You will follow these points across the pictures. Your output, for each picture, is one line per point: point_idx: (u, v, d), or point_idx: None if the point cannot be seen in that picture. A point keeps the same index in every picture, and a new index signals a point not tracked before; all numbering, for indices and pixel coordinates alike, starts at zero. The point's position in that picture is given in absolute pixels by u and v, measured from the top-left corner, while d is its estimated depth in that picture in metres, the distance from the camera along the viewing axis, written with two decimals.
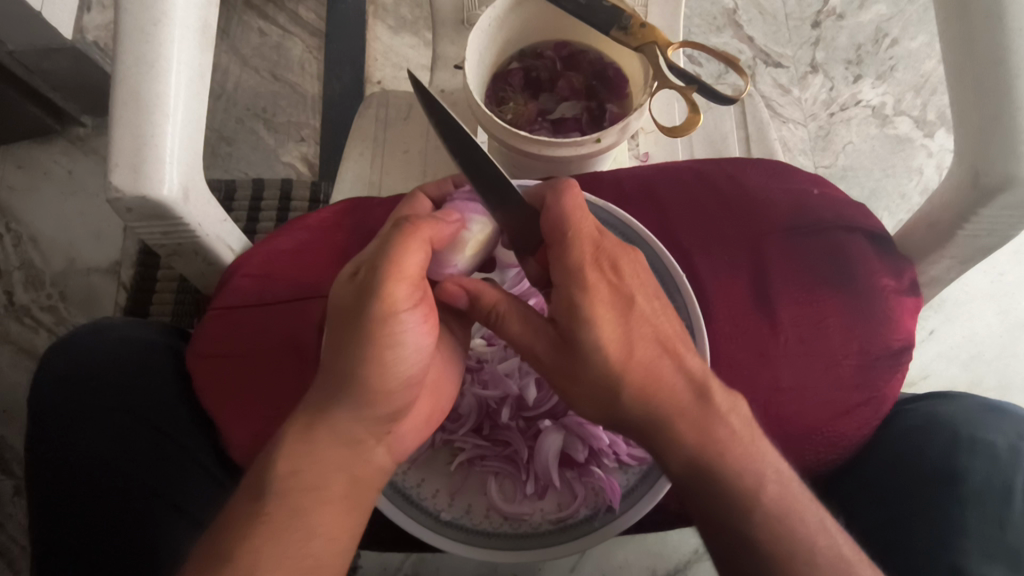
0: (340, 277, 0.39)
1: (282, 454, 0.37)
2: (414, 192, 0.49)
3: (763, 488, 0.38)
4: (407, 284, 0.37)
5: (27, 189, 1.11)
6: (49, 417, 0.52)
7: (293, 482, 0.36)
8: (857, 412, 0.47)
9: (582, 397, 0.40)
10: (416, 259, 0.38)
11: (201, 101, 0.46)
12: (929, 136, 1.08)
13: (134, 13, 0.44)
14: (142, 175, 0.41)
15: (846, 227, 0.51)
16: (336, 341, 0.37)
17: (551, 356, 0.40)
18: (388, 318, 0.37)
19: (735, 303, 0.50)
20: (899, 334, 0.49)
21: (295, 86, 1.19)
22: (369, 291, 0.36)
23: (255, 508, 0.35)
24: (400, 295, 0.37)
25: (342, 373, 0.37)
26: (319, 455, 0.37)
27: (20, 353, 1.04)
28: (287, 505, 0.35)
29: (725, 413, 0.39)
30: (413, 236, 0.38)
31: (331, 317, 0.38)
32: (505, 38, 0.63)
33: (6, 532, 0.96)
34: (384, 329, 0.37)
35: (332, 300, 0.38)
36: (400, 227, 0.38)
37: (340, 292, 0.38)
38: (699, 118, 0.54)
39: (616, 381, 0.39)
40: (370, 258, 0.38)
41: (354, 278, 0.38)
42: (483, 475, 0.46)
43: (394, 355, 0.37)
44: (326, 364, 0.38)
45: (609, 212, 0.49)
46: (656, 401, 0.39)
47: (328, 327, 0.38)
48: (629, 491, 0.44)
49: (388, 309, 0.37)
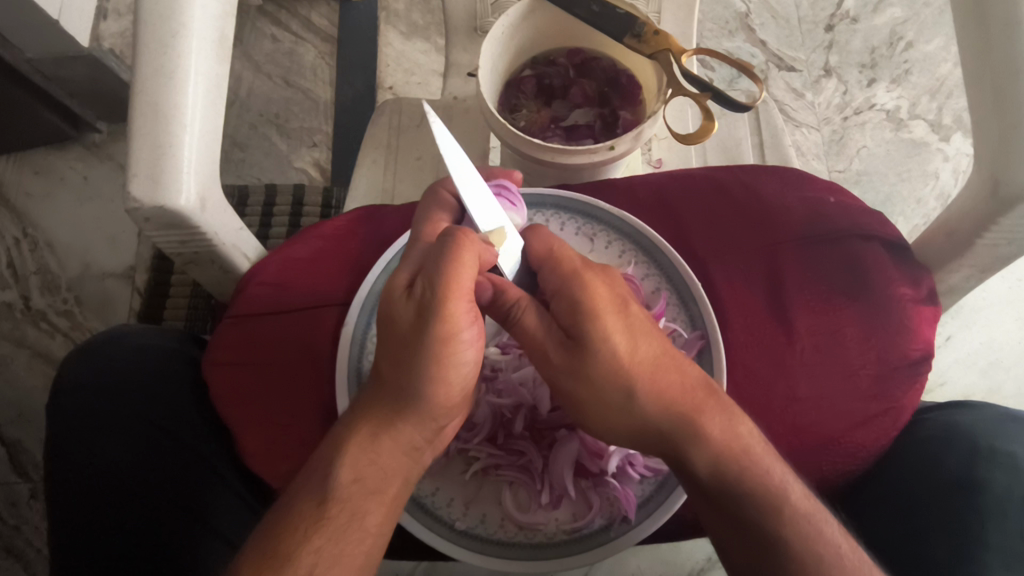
0: (392, 293, 0.38)
1: (341, 462, 0.37)
2: (435, 187, 0.48)
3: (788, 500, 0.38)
4: (464, 300, 0.37)
5: (44, 195, 1.13)
6: (71, 425, 0.53)
7: (356, 489, 0.37)
8: (876, 423, 0.46)
9: (590, 399, 0.41)
10: (470, 275, 0.37)
11: (217, 111, 0.46)
12: (945, 140, 1.07)
13: (152, 26, 0.45)
14: (161, 186, 0.42)
15: (864, 234, 0.50)
16: (397, 361, 0.38)
17: (559, 354, 0.40)
18: (450, 336, 0.37)
19: (751, 312, 0.49)
20: (918, 343, 0.48)
21: (308, 92, 1.20)
22: (432, 311, 0.36)
23: (320, 513, 0.36)
24: (459, 315, 0.37)
25: (408, 392, 0.38)
26: (381, 462, 0.38)
27: (37, 357, 1.05)
28: (348, 509, 0.36)
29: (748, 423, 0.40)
30: (466, 250, 0.37)
31: (388, 336, 0.38)
32: (519, 45, 0.63)
33: (23, 535, 0.98)
34: (446, 349, 0.37)
35: (389, 318, 0.38)
36: (451, 239, 0.37)
37: (398, 311, 0.38)
38: (714, 126, 0.54)
39: (636, 378, 0.40)
40: (424, 273, 0.38)
41: (411, 293, 0.38)
42: (498, 483, 0.46)
43: (457, 371, 0.38)
44: (386, 380, 0.38)
45: (628, 221, 0.50)
46: (682, 409, 0.40)
47: (385, 346, 0.38)
48: (645, 500, 0.44)
49: (448, 328, 0.37)
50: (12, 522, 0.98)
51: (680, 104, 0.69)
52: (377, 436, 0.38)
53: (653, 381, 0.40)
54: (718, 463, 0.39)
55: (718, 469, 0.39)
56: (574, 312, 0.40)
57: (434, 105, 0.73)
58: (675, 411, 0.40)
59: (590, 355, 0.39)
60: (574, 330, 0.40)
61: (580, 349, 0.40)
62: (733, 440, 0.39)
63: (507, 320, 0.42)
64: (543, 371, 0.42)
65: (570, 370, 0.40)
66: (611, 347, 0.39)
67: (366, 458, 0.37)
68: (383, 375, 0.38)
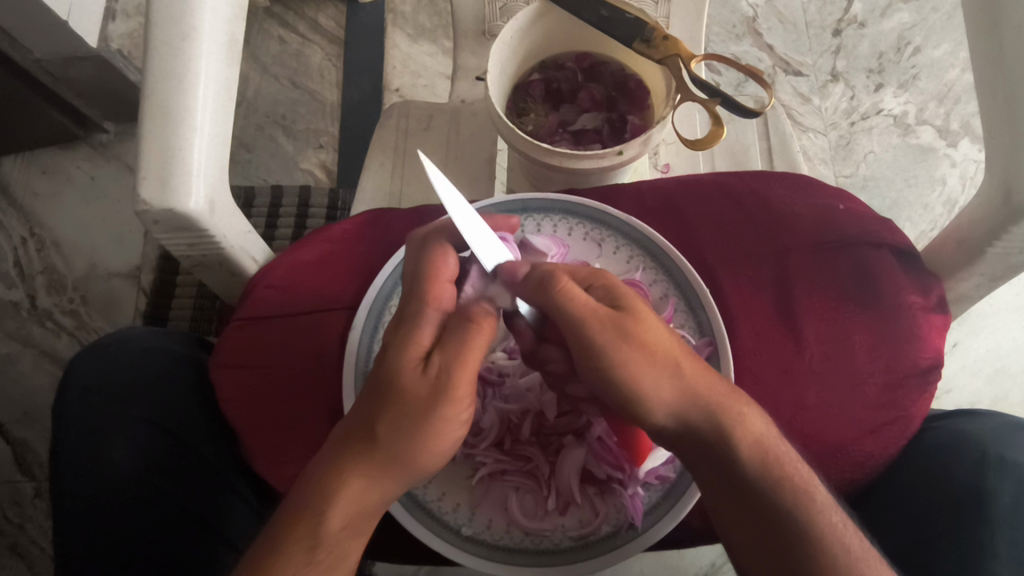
0: (408, 360, 0.37)
1: (336, 511, 0.34)
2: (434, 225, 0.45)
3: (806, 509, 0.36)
4: (472, 385, 0.38)
5: (51, 195, 1.13)
6: (74, 427, 0.52)
7: (342, 537, 0.34)
8: (884, 432, 0.46)
9: (643, 369, 0.37)
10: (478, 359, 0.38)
11: (227, 115, 0.47)
12: (953, 146, 1.07)
13: (162, 29, 0.45)
14: (170, 188, 0.42)
15: (874, 242, 0.50)
16: (406, 425, 0.36)
17: (614, 317, 0.38)
18: (453, 418, 0.37)
19: (758, 317, 0.49)
20: (928, 351, 0.47)
21: (314, 93, 1.21)
22: (448, 395, 0.37)
23: (307, 559, 0.33)
24: (466, 399, 0.38)
25: (406, 461, 0.36)
26: (367, 515, 0.35)
27: (42, 356, 1.05)
28: (333, 555, 0.34)
29: (762, 428, 0.38)
30: (482, 335, 0.38)
31: (394, 399, 0.36)
32: (527, 49, 0.64)
33: (27, 534, 0.98)
34: (446, 428, 0.37)
35: (399, 386, 0.37)
36: (472, 322, 0.38)
37: (415, 380, 0.37)
38: (722, 131, 0.54)
39: (674, 352, 0.38)
40: (445, 348, 0.37)
41: (428, 366, 0.37)
42: (505, 489, 0.45)
43: (451, 446, 0.38)
44: (392, 436, 0.36)
45: (636, 225, 0.50)
46: (707, 415, 0.38)
47: (389, 408, 0.36)
48: (652, 508, 0.43)
49: (456, 410, 0.37)
50: (16, 520, 0.99)
51: (687, 108, 0.69)
52: (368, 489, 0.35)
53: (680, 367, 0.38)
54: (725, 472, 0.38)
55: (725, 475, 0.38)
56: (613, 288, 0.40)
57: (441, 108, 0.73)
58: (699, 407, 0.38)
59: (640, 319, 0.38)
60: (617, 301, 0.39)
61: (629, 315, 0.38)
62: (756, 439, 0.38)
63: (546, 286, 0.38)
64: (590, 335, 0.37)
65: (626, 341, 0.37)
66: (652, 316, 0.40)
67: (358, 508, 0.35)
68: (379, 436, 0.36)
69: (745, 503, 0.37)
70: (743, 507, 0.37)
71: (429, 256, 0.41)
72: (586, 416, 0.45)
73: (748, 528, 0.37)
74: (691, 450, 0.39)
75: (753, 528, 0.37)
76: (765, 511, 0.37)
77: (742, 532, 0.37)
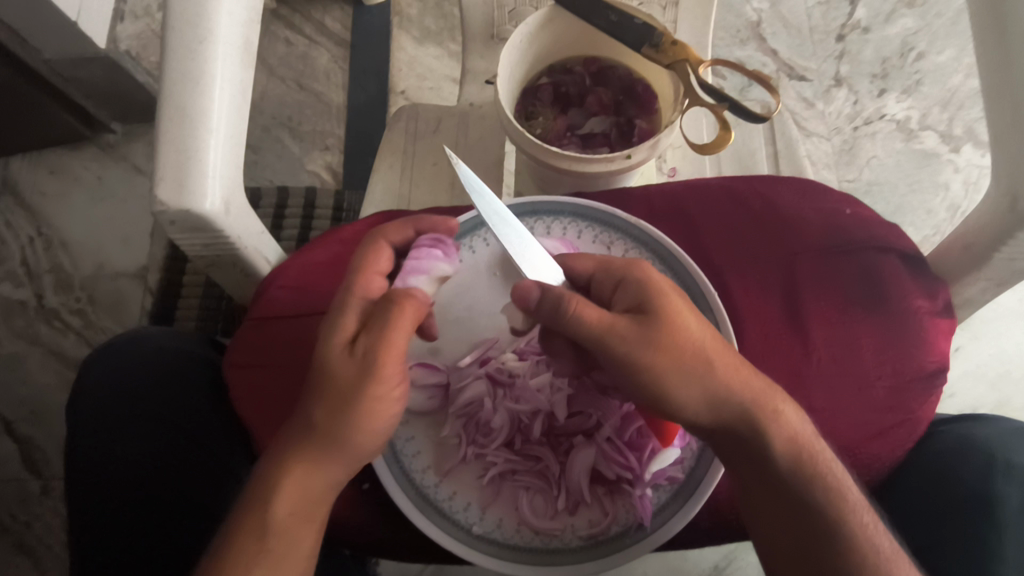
0: (336, 349, 0.42)
1: (278, 496, 0.39)
2: (375, 234, 0.49)
3: (840, 505, 0.37)
4: (395, 364, 0.42)
5: (59, 195, 1.14)
6: (92, 422, 0.53)
7: (293, 520, 0.39)
8: (891, 434, 0.46)
9: (672, 374, 0.38)
10: (402, 339, 0.42)
11: (242, 116, 0.47)
12: (956, 151, 1.08)
13: (180, 32, 0.46)
14: (186, 190, 0.42)
15: (880, 246, 0.50)
16: (334, 410, 0.41)
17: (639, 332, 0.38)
18: (382, 395, 0.42)
19: (767, 320, 0.49)
20: (934, 355, 0.48)
21: (321, 95, 1.22)
22: (373, 373, 0.41)
23: (260, 545, 0.38)
24: (390, 376, 0.42)
25: (340, 439, 0.41)
26: (311, 494, 0.40)
27: (49, 355, 1.06)
28: (285, 538, 0.39)
29: (799, 426, 0.38)
30: (402, 317, 0.42)
31: (328, 386, 0.41)
32: (535, 53, 0.65)
33: (33, 532, 0.99)
34: (375, 404, 0.42)
35: (331, 374, 0.41)
36: (388, 306, 0.42)
37: (341, 367, 0.41)
38: (730, 136, 0.55)
39: (706, 349, 0.38)
40: (368, 331, 0.42)
41: (352, 352, 0.42)
42: (515, 489, 0.46)
43: (383, 421, 0.42)
44: (320, 424, 0.41)
45: (645, 229, 0.50)
46: (735, 415, 0.38)
47: (322, 393, 0.41)
48: (660, 508, 0.44)
49: (381, 388, 0.41)
50: (23, 519, 0.99)
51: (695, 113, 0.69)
52: (309, 472, 0.41)
53: (709, 372, 0.38)
54: (761, 468, 0.38)
55: (758, 467, 0.38)
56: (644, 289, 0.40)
57: (450, 111, 0.73)
58: (729, 406, 0.38)
59: (669, 324, 0.38)
60: (643, 305, 0.39)
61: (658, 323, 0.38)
62: (791, 436, 0.38)
63: (560, 314, 0.39)
64: (614, 346, 0.38)
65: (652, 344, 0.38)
66: (685, 318, 0.39)
67: (299, 493, 0.40)
68: (315, 421, 0.41)
69: (780, 496, 0.38)
70: (775, 499, 0.38)
71: (364, 254, 0.48)
72: (596, 415, 0.45)
73: (778, 524, 0.38)
74: (721, 445, 0.39)
75: (786, 522, 0.37)
76: (800, 505, 0.37)
77: (773, 525, 0.38)
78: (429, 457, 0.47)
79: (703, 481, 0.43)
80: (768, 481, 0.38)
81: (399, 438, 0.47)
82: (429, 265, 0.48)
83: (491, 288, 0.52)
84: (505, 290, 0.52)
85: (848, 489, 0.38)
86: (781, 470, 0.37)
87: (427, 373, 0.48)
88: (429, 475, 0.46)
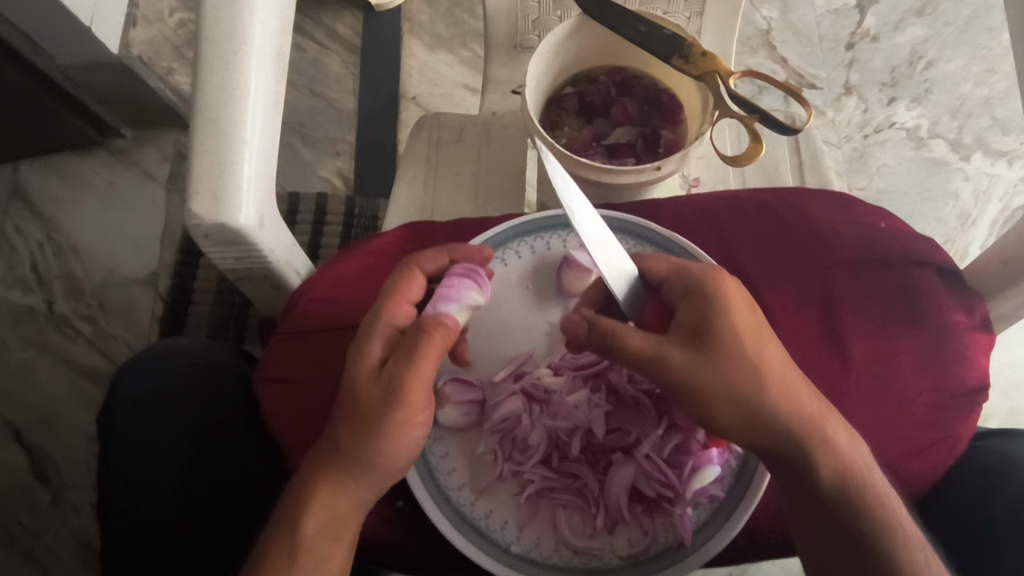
0: (362, 373, 0.42)
1: (306, 514, 0.41)
2: (410, 261, 0.48)
3: (893, 537, 0.37)
4: (422, 390, 0.42)
5: (69, 200, 1.14)
6: (127, 437, 0.53)
7: (319, 538, 0.41)
8: (931, 451, 0.46)
9: (720, 403, 0.39)
10: (428, 368, 0.42)
11: (276, 128, 0.46)
12: (965, 160, 1.10)
13: (214, 42, 0.45)
14: (221, 203, 0.42)
15: (917, 261, 0.50)
16: (358, 434, 0.41)
17: (687, 362, 0.39)
18: (408, 420, 0.42)
19: (804, 335, 0.49)
20: (974, 372, 0.48)
21: (332, 101, 1.21)
22: (398, 399, 0.41)
23: (290, 562, 0.40)
24: (416, 402, 0.42)
25: (365, 461, 0.41)
26: (336, 513, 0.41)
27: (60, 362, 1.05)
28: (314, 556, 0.40)
29: (847, 454, 0.38)
30: (428, 345, 0.41)
31: (353, 409, 0.42)
32: (561, 64, 0.64)
33: (43, 541, 0.98)
34: (400, 429, 0.41)
35: (357, 398, 0.42)
36: (415, 333, 0.42)
37: (365, 392, 0.42)
38: (761, 149, 0.55)
39: (760, 371, 0.38)
40: (395, 357, 0.42)
41: (378, 377, 0.42)
42: (553, 507, 0.46)
43: (409, 445, 0.43)
44: (344, 447, 0.41)
45: (679, 243, 0.50)
46: (785, 438, 0.38)
47: (348, 416, 0.42)
48: (700, 527, 0.44)
49: (406, 413, 0.41)
50: (32, 527, 0.99)
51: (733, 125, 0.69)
52: (335, 493, 0.41)
53: (758, 397, 0.38)
54: (805, 488, 0.39)
55: (806, 494, 0.39)
56: (702, 310, 0.40)
57: (472, 120, 0.73)
58: (772, 432, 0.39)
59: (721, 351, 0.38)
60: (702, 326, 0.39)
61: (710, 349, 0.39)
62: (838, 467, 0.38)
63: (606, 347, 0.40)
64: (665, 368, 0.39)
65: (703, 368, 0.38)
66: (741, 341, 0.39)
67: (325, 510, 0.41)
68: (340, 444, 0.42)
69: (828, 520, 0.38)
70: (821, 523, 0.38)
71: (398, 278, 0.47)
72: (634, 433, 0.45)
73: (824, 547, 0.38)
74: (770, 462, 0.40)
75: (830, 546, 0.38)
76: (851, 536, 0.37)
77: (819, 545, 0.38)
78: (464, 474, 0.47)
79: (744, 499, 0.44)
80: (815, 505, 0.38)
81: (434, 455, 0.47)
82: (460, 294, 0.46)
83: (524, 301, 0.52)
84: (539, 305, 0.52)
85: (898, 520, 0.38)
86: (827, 492, 0.38)
87: (461, 390, 0.48)
88: (465, 493, 0.46)
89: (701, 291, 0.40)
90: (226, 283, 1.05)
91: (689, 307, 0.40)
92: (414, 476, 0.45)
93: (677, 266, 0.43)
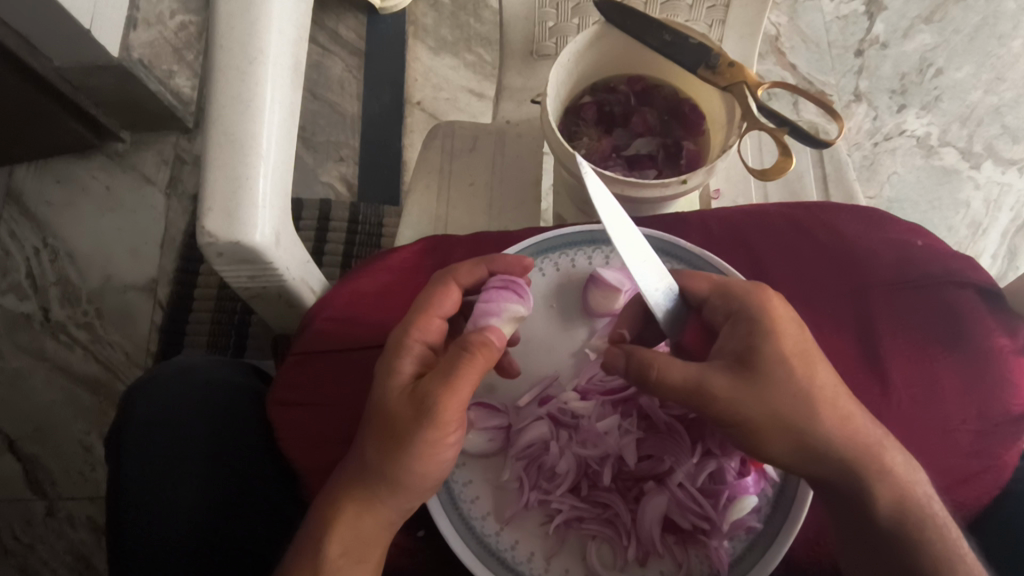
0: (393, 390, 0.41)
1: (329, 538, 0.39)
2: (444, 275, 0.47)
3: (954, 569, 0.37)
4: (457, 412, 0.39)
5: (65, 205, 1.11)
6: (134, 460, 0.51)
7: (342, 562, 0.39)
8: (977, 481, 0.45)
9: (771, 436, 0.38)
10: (466, 389, 0.39)
11: (291, 140, 0.44)
12: (976, 168, 1.09)
13: (229, 51, 0.42)
14: (237, 220, 0.40)
15: (957, 281, 0.48)
16: (387, 453, 0.39)
17: (737, 392, 0.38)
18: (440, 441, 0.40)
19: (842, 359, 0.48)
20: (1020, 398, 0.46)
21: (334, 104, 1.18)
22: (431, 420, 0.39)
23: None
24: (450, 423, 0.39)
25: (393, 481, 0.40)
26: (359, 535, 0.40)
27: (56, 370, 1.03)
28: None
29: (907, 488, 0.38)
30: (469, 366, 0.39)
31: (382, 427, 0.40)
32: (581, 72, 0.62)
33: (37, 555, 0.95)
34: (431, 450, 0.39)
35: (386, 415, 0.40)
36: (455, 353, 0.40)
37: (396, 409, 0.40)
38: (790, 163, 0.54)
39: (809, 398, 0.38)
40: (429, 375, 0.40)
41: (409, 394, 0.40)
42: (582, 538, 0.44)
43: (439, 466, 0.41)
44: (372, 465, 0.40)
45: (710, 261, 0.49)
46: (838, 472, 0.38)
47: (378, 433, 0.40)
48: (737, 560, 0.42)
49: (439, 434, 0.39)
50: (27, 541, 0.96)
51: (755, 138, 0.69)
52: (360, 514, 0.40)
53: (810, 426, 0.38)
54: (859, 515, 0.39)
55: (860, 521, 0.39)
56: (746, 338, 0.39)
57: (486, 128, 0.71)
58: (823, 463, 0.38)
59: (768, 380, 0.38)
60: (747, 353, 0.39)
61: (759, 377, 0.38)
62: (898, 495, 0.38)
63: (647, 381, 0.39)
64: (712, 401, 0.38)
65: (754, 400, 0.38)
66: (789, 367, 0.38)
67: (349, 533, 0.39)
68: (369, 463, 0.40)
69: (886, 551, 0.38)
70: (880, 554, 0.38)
71: (429, 294, 0.45)
72: (668, 460, 0.43)
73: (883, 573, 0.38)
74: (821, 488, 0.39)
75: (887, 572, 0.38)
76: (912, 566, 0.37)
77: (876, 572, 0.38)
78: (489, 503, 0.45)
79: (781, 532, 0.42)
80: (871, 535, 0.38)
81: (457, 483, 0.45)
82: (501, 307, 0.44)
83: (547, 321, 0.50)
84: (564, 325, 0.50)
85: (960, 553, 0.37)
86: (882, 521, 0.38)
87: (487, 415, 0.47)
88: (490, 522, 0.44)
89: (746, 317, 0.40)
90: (228, 290, 1.03)
91: (734, 332, 0.40)
92: (437, 505, 0.43)
93: (713, 287, 0.42)
